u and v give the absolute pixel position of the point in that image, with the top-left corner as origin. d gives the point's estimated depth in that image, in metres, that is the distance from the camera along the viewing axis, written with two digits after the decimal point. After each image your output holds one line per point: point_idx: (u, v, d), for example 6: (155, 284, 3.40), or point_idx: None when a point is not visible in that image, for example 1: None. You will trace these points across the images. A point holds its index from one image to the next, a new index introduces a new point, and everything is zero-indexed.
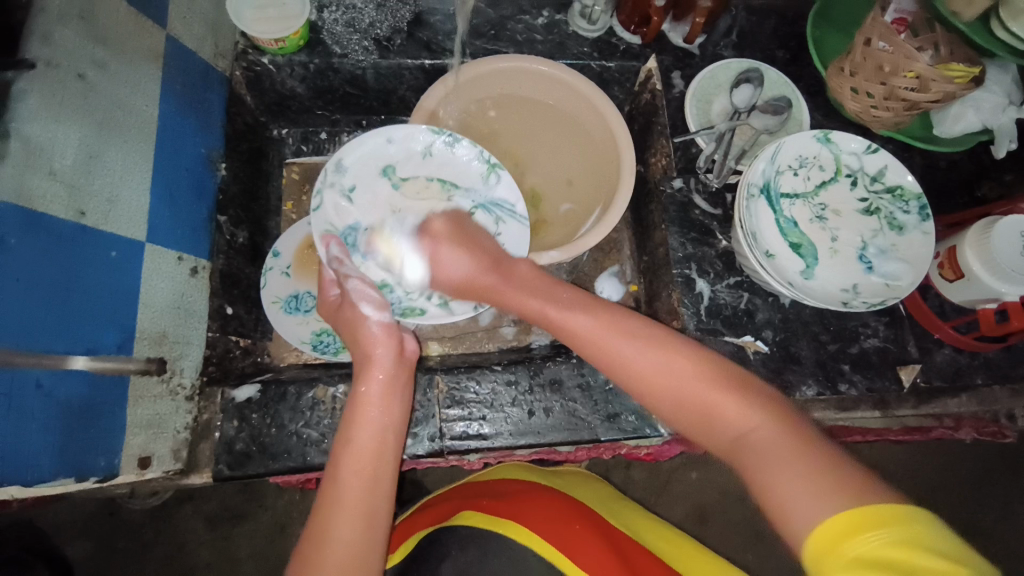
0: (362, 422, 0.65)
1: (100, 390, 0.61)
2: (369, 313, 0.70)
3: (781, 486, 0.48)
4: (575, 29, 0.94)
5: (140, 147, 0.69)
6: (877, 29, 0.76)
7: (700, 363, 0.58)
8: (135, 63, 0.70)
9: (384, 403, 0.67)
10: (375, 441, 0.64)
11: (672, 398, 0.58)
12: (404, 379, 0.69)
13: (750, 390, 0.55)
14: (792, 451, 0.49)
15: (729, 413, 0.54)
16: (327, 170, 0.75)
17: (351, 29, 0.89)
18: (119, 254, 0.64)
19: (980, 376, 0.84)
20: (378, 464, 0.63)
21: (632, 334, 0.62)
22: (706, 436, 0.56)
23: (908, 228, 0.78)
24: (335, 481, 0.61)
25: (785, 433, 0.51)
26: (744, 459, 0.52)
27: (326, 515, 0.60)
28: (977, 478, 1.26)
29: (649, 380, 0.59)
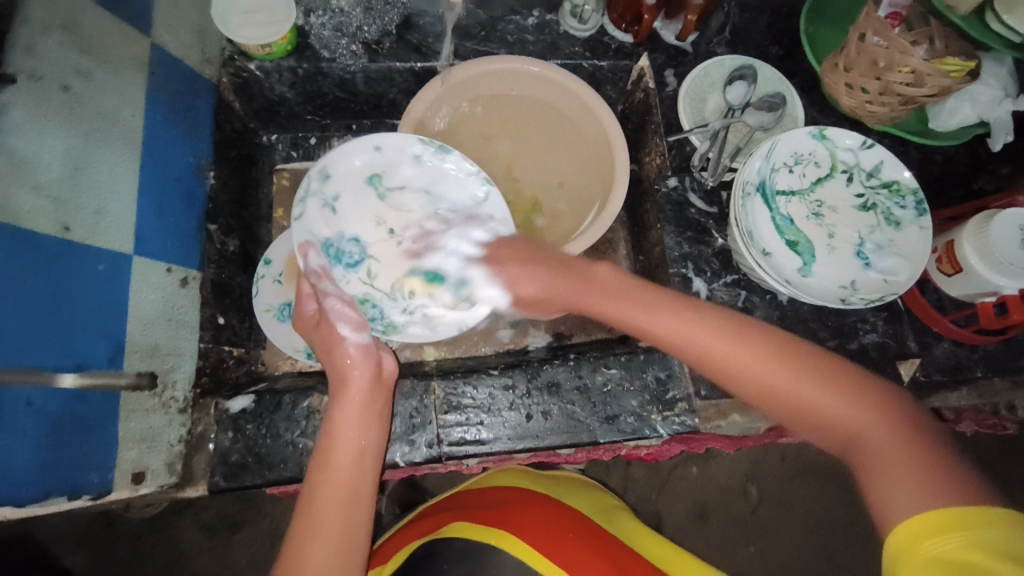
0: (336, 449, 0.63)
1: (90, 406, 0.60)
2: (348, 331, 0.69)
3: (887, 484, 0.48)
4: (566, 28, 0.93)
5: (127, 158, 0.68)
6: (872, 24, 0.75)
7: (801, 359, 0.56)
8: (122, 72, 0.69)
9: (358, 425, 0.65)
10: (352, 466, 0.63)
11: (768, 395, 0.56)
12: (383, 400, 0.68)
13: (857, 387, 0.54)
14: (903, 455, 0.49)
15: (839, 410, 0.53)
16: (311, 177, 0.73)
17: (339, 34, 0.88)
18: (108, 267, 0.63)
19: (979, 370, 0.83)
20: (354, 492, 0.62)
21: (730, 331, 0.59)
22: (813, 432, 0.55)
23: (905, 223, 0.78)
24: (313, 506, 0.60)
25: (889, 429, 0.51)
26: (856, 458, 0.51)
27: (299, 543, 0.58)
28: (976, 470, 1.27)
29: (740, 378, 0.57)
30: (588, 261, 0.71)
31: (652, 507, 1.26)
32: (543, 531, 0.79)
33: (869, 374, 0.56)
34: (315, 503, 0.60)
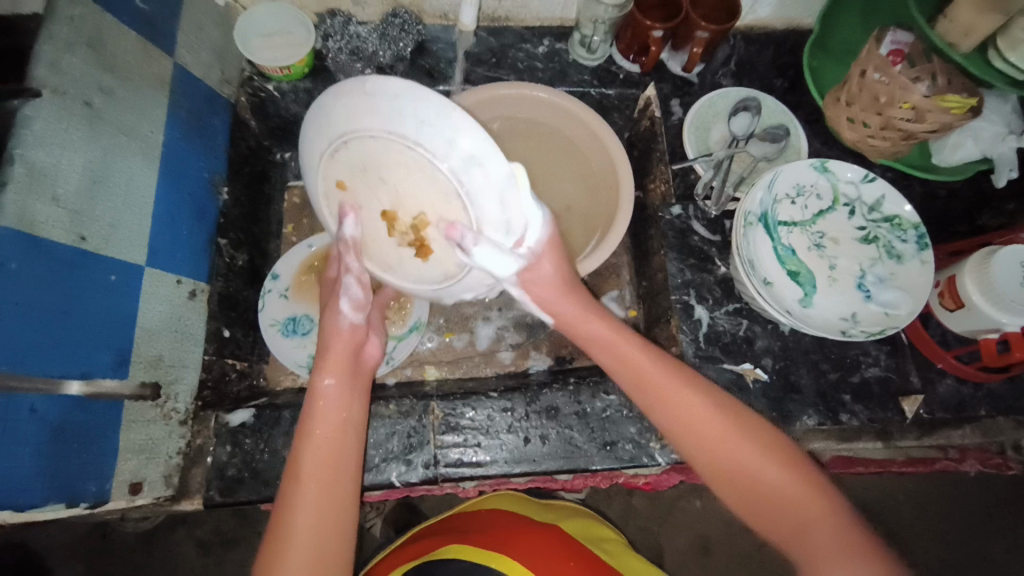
0: (318, 420, 0.62)
1: (93, 415, 0.61)
2: (347, 308, 0.67)
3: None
4: (575, 57, 0.96)
5: (144, 172, 0.70)
6: (873, 61, 0.77)
7: (776, 449, 0.60)
8: (142, 89, 0.71)
9: (343, 398, 0.64)
10: (336, 435, 0.62)
11: (736, 473, 0.59)
12: (360, 374, 0.67)
13: (802, 467, 0.59)
14: (857, 554, 0.52)
15: (804, 499, 0.56)
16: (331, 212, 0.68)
17: (355, 57, 0.89)
18: (118, 278, 0.65)
19: (984, 408, 0.82)
20: (338, 461, 0.60)
21: (716, 402, 0.63)
22: (768, 521, 0.57)
23: (907, 258, 0.78)
24: (297, 475, 0.59)
25: (844, 529, 0.54)
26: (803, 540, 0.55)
27: (286, 514, 0.57)
28: (984, 511, 1.24)
29: (715, 450, 0.60)
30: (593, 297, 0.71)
31: (652, 537, 1.24)
32: (540, 556, 0.79)
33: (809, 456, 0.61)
34: (298, 472, 0.59)
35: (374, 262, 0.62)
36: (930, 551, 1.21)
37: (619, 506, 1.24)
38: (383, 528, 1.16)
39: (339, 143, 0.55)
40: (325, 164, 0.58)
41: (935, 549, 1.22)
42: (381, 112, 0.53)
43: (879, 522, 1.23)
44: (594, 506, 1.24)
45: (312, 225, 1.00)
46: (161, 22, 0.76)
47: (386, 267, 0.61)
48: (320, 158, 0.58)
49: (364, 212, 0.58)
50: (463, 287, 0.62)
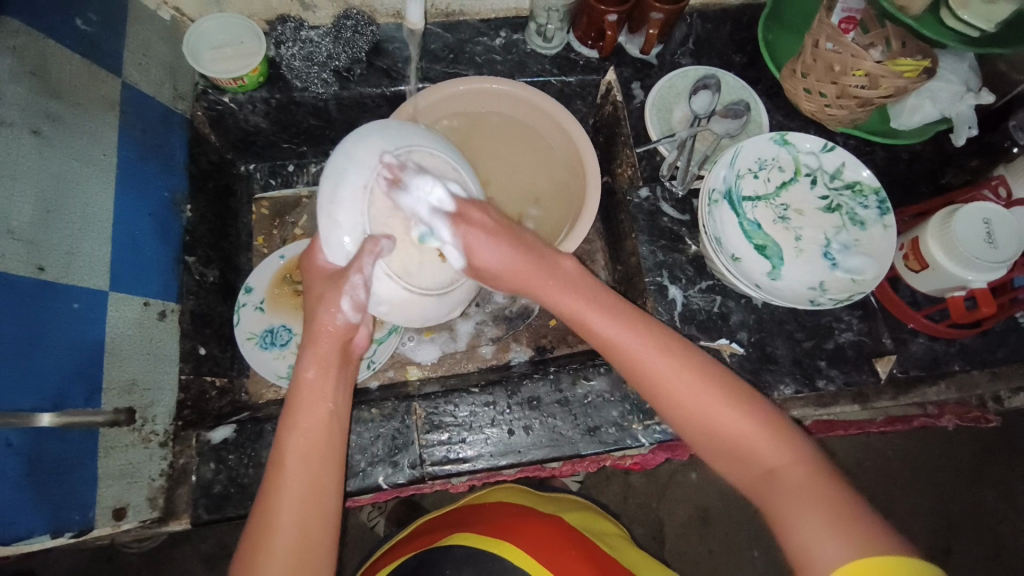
0: (305, 414, 0.60)
1: (68, 445, 0.60)
2: (343, 308, 0.60)
3: (798, 518, 0.54)
4: (532, 47, 0.96)
5: (99, 196, 0.69)
6: (824, 31, 0.77)
7: (735, 393, 0.61)
8: (93, 113, 0.70)
9: (325, 389, 0.61)
10: (325, 433, 0.60)
11: (701, 426, 0.60)
12: (348, 364, 0.64)
13: (773, 423, 0.60)
14: (818, 491, 0.55)
15: (765, 449, 0.58)
16: (329, 209, 0.59)
17: (310, 63, 0.89)
18: (82, 306, 0.64)
19: (957, 363, 0.84)
20: (322, 459, 0.59)
21: (676, 357, 0.62)
22: (737, 467, 0.60)
23: (870, 223, 0.79)
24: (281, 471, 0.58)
25: (801, 464, 0.57)
26: (773, 490, 0.57)
27: (268, 513, 0.56)
28: (974, 461, 1.27)
29: (681, 401, 0.61)
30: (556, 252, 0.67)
31: (652, 514, 1.26)
32: (542, 542, 0.80)
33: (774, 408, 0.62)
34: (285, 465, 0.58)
35: (396, 265, 0.59)
36: (923, 504, 1.24)
37: (617, 487, 1.26)
38: (386, 527, 1.17)
39: (402, 152, 0.60)
40: (382, 163, 0.58)
41: (928, 501, 1.25)
42: (437, 143, 0.64)
43: (871, 480, 1.26)
44: (592, 489, 1.25)
45: (283, 236, 1.00)
46: (106, 42, 0.74)
47: (407, 272, 0.60)
48: (374, 159, 0.59)
49: (404, 215, 0.59)
50: (460, 297, 0.65)
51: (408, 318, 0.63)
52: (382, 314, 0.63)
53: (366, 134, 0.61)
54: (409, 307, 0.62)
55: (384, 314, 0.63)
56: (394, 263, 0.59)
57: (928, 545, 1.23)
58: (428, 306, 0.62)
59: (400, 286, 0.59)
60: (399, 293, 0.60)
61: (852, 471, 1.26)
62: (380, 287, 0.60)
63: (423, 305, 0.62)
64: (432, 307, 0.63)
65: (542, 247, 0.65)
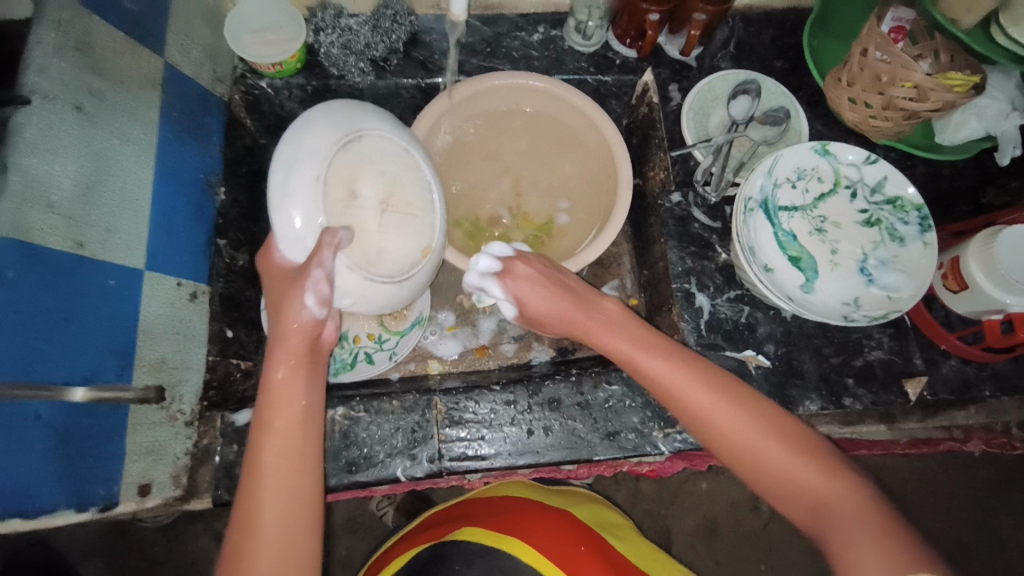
0: (278, 413, 0.60)
1: (97, 419, 0.61)
2: (307, 304, 0.60)
3: (850, 548, 0.50)
4: (570, 44, 0.94)
5: (139, 174, 0.70)
6: (873, 39, 0.75)
7: (783, 428, 0.60)
8: (134, 92, 0.71)
9: (298, 388, 0.61)
10: (297, 431, 0.60)
11: (747, 453, 0.59)
12: (318, 360, 0.64)
13: (824, 457, 0.58)
14: (874, 524, 0.51)
15: (813, 481, 0.56)
16: (281, 206, 0.58)
17: (347, 51, 0.89)
18: (118, 283, 0.65)
19: (988, 388, 0.82)
20: (299, 452, 0.59)
21: (719, 389, 0.63)
22: (787, 500, 0.57)
23: (909, 240, 0.77)
24: (257, 467, 0.58)
25: (856, 497, 0.54)
26: (824, 524, 0.53)
27: (250, 507, 0.56)
28: (992, 488, 1.24)
29: (727, 432, 0.60)
30: (597, 294, 0.71)
31: (661, 521, 1.25)
32: (555, 539, 0.80)
33: (828, 443, 0.60)
34: (259, 459, 0.58)
35: (356, 255, 0.59)
36: (936, 528, 1.22)
37: (626, 491, 1.25)
38: (395, 517, 1.17)
39: (353, 137, 0.60)
40: (335, 152, 0.58)
41: (942, 525, 1.22)
42: (387, 124, 0.63)
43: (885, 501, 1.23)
44: (601, 491, 1.25)
45: None
46: (150, 21, 0.75)
47: (367, 262, 0.60)
48: (326, 147, 0.58)
49: (360, 202, 0.59)
50: (421, 282, 0.65)
51: (370, 307, 0.63)
52: (346, 305, 0.63)
53: (315, 122, 0.60)
54: (373, 296, 0.62)
55: (347, 306, 0.63)
56: (354, 254, 0.59)
57: None
58: (392, 294, 0.63)
59: (362, 277, 0.60)
60: (361, 283, 0.60)
61: None
62: (340, 279, 0.59)
63: (387, 294, 0.62)
64: (395, 294, 0.63)
65: (583, 291, 0.70)
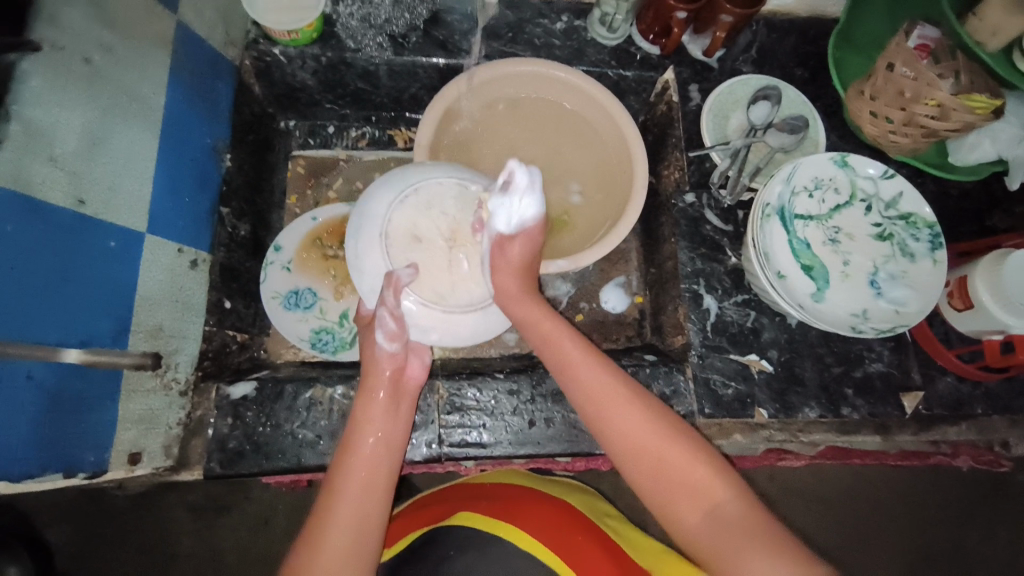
0: (357, 439, 0.64)
1: (90, 383, 0.59)
2: (380, 339, 0.66)
3: (740, 554, 0.52)
4: (593, 35, 0.93)
5: (145, 134, 0.67)
6: (901, 54, 0.75)
7: (684, 433, 0.60)
8: (146, 49, 0.68)
9: (383, 420, 0.66)
10: (373, 461, 0.64)
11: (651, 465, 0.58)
12: (404, 396, 0.68)
13: (722, 468, 0.57)
14: (758, 532, 0.53)
15: (704, 488, 0.56)
16: (353, 261, 0.65)
17: (367, 24, 0.87)
18: (118, 245, 0.63)
19: (981, 407, 0.83)
20: (370, 485, 0.63)
21: (629, 396, 0.63)
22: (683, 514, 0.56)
23: (919, 256, 0.78)
24: (335, 486, 0.62)
25: (743, 500, 0.55)
26: (716, 539, 0.54)
27: (321, 524, 0.60)
28: (969, 508, 1.26)
29: (639, 440, 0.60)
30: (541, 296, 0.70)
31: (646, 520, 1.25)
32: (552, 527, 0.77)
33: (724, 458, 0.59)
34: (335, 482, 0.62)
35: (427, 292, 0.63)
36: (909, 540, 1.24)
37: (612, 489, 1.25)
38: None
39: (410, 190, 0.64)
40: (392, 207, 0.63)
41: (917, 538, 1.24)
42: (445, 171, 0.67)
43: (862, 511, 1.25)
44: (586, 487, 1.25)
45: (317, 198, 0.98)
46: None
47: (440, 296, 0.64)
48: (386, 205, 0.64)
49: (424, 243, 0.63)
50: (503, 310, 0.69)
51: (456, 339, 0.66)
52: (433, 340, 0.67)
53: (375, 186, 0.66)
54: (456, 326, 0.66)
55: (433, 341, 0.67)
56: (424, 290, 0.64)
57: None
58: (474, 321, 0.66)
59: (440, 311, 0.64)
60: (442, 317, 0.64)
61: (846, 499, 1.25)
62: (417, 317, 0.64)
63: (470, 323, 0.66)
64: (478, 323, 0.67)
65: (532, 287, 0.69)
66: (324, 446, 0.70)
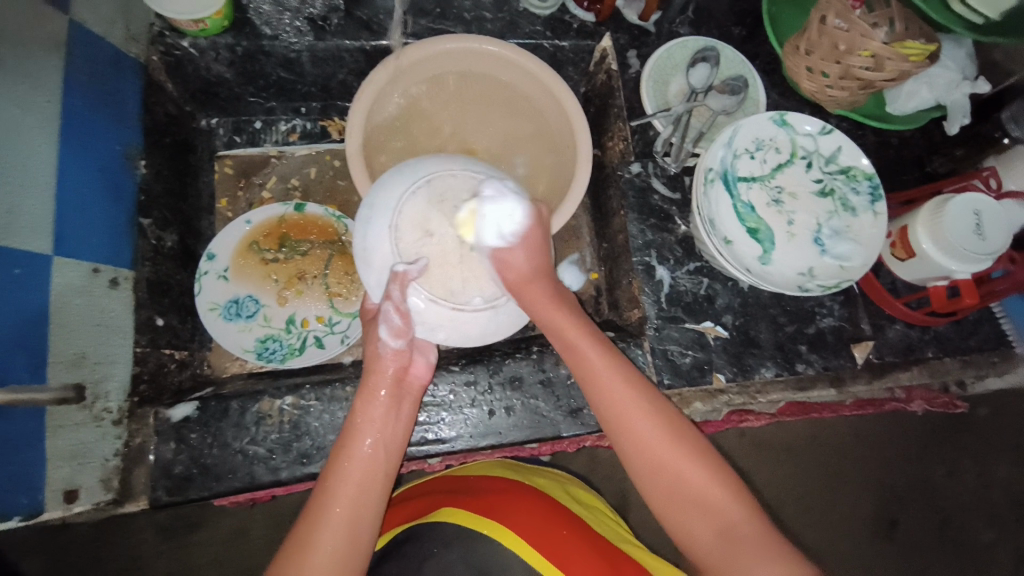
0: (351, 443, 0.60)
1: (11, 425, 0.56)
2: (385, 336, 0.60)
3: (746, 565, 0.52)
4: (525, 5, 0.89)
5: (43, 147, 0.62)
6: (833, 6, 0.74)
7: (699, 445, 0.59)
8: (34, 54, 0.62)
9: (383, 421, 0.62)
10: (368, 466, 0.60)
11: (662, 466, 0.58)
12: (406, 398, 0.64)
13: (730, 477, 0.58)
14: (764, 544, 0.53)
15: (714, 493, 0.56)
16: (359, 253, 0.59)
17: (280, 9, 0.81)
18: (24, 272, 0.58)
19: (930, 350, 0.86)
20: (363, 494, 0.59)
21: (640, 391, 0.61)
22: (691, 517, 0.57)
23: (861, 210, 0.78)
24: (326, 490, 0.58)
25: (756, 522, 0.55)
26: (722, 542, 0.54)
27: (309, 531, 0.56)
28: (926, 443, 1.32)
29: (659, 456, 0.58)
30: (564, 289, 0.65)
31: (623, 488, 1.27)
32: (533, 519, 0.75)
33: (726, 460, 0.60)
34: (326, 488, 0.58)
35: (435, 288, 0.57)
36: (872, 479, 1.30)
37: (588, 461, 1.27)
38: None
39: (422, 181, 0.57)
40: (401, 200, 0.57)
41: (878, 476, 1.30)
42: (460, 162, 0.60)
43: (827, 457, 1.30)
44: (563, 464, 1.26)
45: (249, 198, 0.95)
46: None
47: (448, 293, 0.57)
48: (396, 196, 0.57)
49: (435, 238, 0.56)
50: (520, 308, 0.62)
51: (466, 339, 0.60)
52: (439, 340, 0.60)
53: (386, 177, 0.60)
54: (465, 326, 0.59)
55: (440, 340, 0.61)
56: (433, 286, 0.57)
57: (878, 518, 1.29)
58: (485, 321, 0.59)
59: (449, 309, 0.57)
60: (448, 317, 0.58)
61: (811, 447, 1.30)
62: (423, 314, 0.58)
63: (481, 322, 0.59)
64: (490, 322, 0.60)
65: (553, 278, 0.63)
66: (277, 461, 0.67)
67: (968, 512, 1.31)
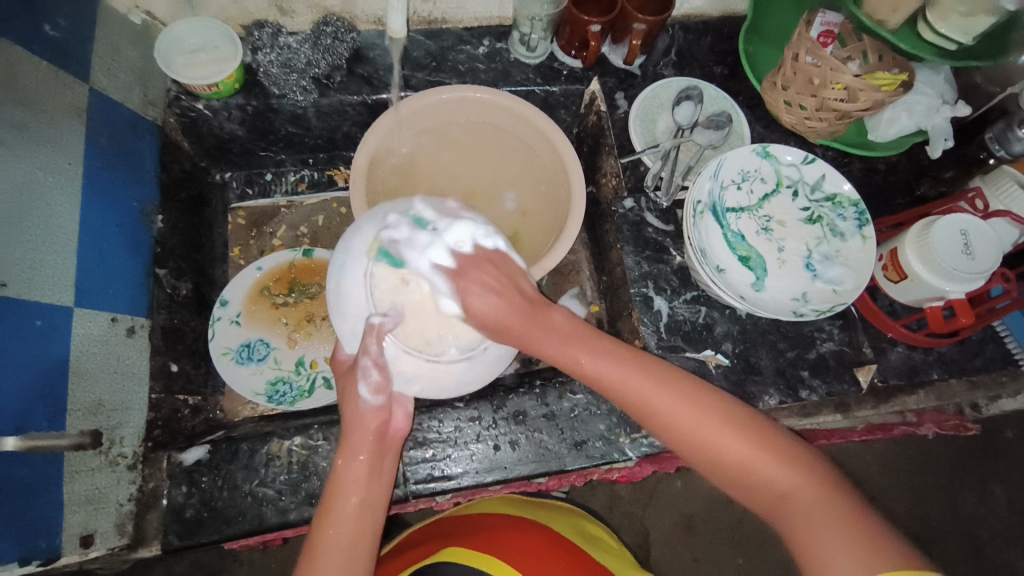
0: (339, 501, 0.61)
1: (30, 470, 0.58)
2: (363, 392, 0.61)
3: (816, 535, 0.53)
4: (516, 56, 0.95)
5: (65, 206, 0.66)
6: (804, 44, 0.78)
7: (737, 417, 0.59)
8: (59, 121, 0.67)
9: (366, 478, 0.63)
10: (356, 523, 0.61)
11: (708, 451, 0.58)
12: (388, 450, 0.65)
13: (775, 442, 0.58)
14: (828, 512, 0.54)
15: (764, 465, 0.57)
16: (335, 302, 0.60)
17: (287, 70, 0.87)
18: (45, 322, 0.61)
19: (935, 371, 0.86)
20: (352, 550, 0.60)
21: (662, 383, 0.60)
22: (745, 493, 0.58)
23: (848, 234, 0.80)
24: (314, 554, 0.59)
25: (818, 489, 0.56)
26: (785, 516, 0.56)
27: None
28: (951, 466, 1.29)
29: (687, 440, 0.59)
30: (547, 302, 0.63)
31: (640, 524, 1.24)
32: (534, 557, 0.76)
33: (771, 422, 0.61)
34: (315, 550, 0.59)
35: (411, 338, 0.57)
36: (900, 507, 1.26)
37: (603, 497, 1.25)
38: None
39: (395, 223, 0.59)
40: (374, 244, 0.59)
41: (905, 503, 1.26)
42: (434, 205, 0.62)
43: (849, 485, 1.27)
44: (578, 500, 1.24)
45: (260, 246, 0.99)
46: (74, 47, 0.72)
47: (424, 343, 0.58)
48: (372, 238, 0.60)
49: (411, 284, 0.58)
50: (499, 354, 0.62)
51: (441, 389, 0.60)
52: (415, 391, 0.61)
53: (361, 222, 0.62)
54: (443, 377, 0.59)
55: (417, 392, 0.62)
56: (409, 336, 0.58)
57: None
58: (463, 372, 0.59)
59: (425, 360, 0.58)
60: (425, 368, 0.58)
61: None
62: (401, 364, 0.58)
63: (457, 371, 0.59)
64: (468, 372, 0.60)
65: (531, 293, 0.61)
66: (287, 502, 0.68)
67: (1003, 539, 1.26)
